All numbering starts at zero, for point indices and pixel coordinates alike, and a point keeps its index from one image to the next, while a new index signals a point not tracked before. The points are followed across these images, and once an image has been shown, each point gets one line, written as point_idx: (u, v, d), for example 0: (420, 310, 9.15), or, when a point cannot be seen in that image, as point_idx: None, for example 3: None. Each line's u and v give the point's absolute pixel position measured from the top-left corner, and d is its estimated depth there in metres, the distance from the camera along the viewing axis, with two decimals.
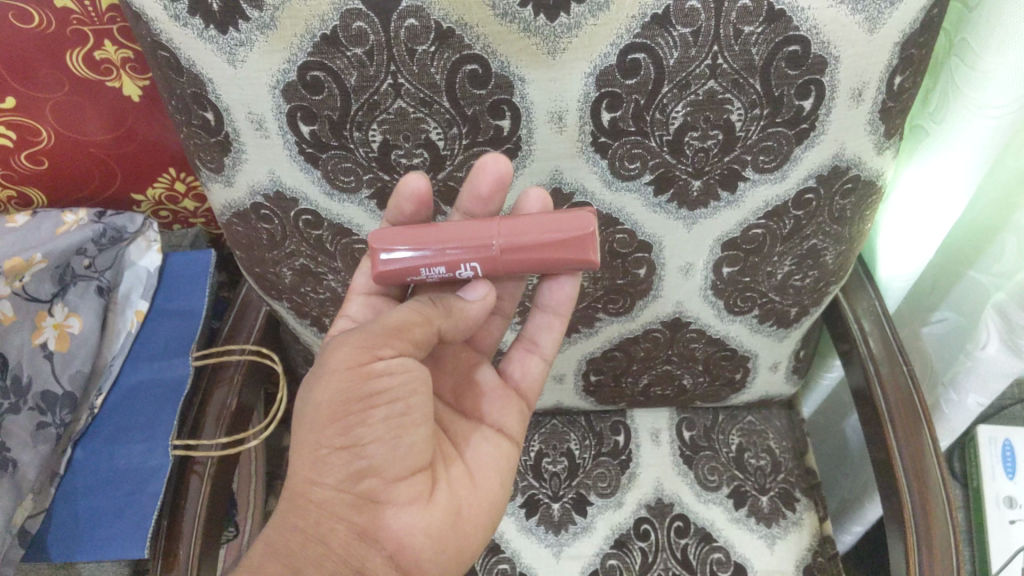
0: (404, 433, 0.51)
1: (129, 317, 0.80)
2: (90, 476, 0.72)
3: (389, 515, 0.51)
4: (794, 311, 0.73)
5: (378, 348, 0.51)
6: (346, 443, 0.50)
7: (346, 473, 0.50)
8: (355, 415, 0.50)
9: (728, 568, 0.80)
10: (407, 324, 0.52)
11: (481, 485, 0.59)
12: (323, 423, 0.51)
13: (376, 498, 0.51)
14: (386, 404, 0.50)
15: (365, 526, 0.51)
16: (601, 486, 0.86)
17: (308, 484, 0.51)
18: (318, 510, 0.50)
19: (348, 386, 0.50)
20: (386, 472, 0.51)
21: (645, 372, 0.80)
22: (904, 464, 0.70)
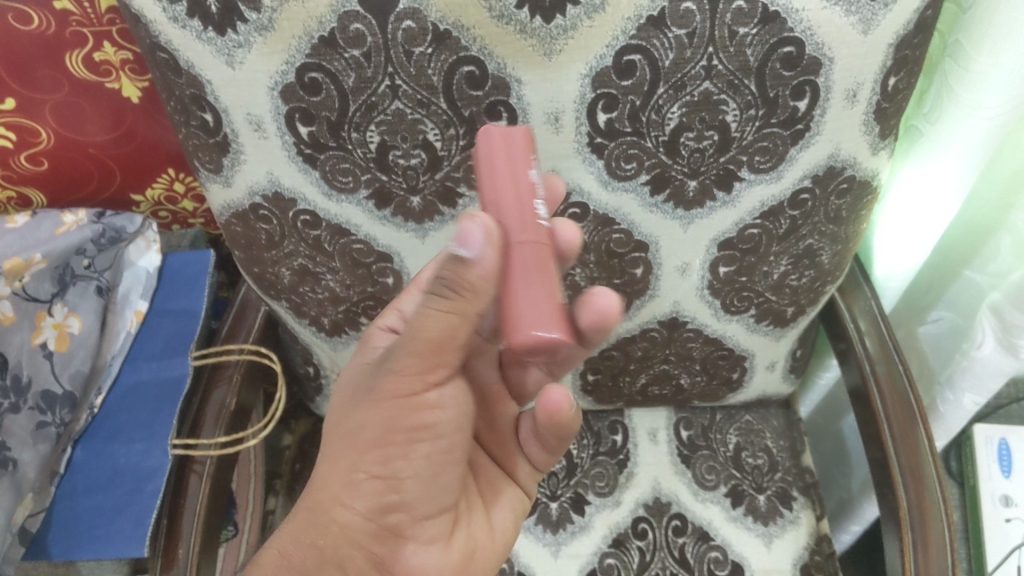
0: (434, 471, 0.53)
1: (128, 317, 0.80)
2: (90, 475, 0.72)
3: (408, 550, 0.53)
4: (790, 311, 0.74)
5: (429, 373, 0.50)
6: (383, 476, 0.50)
7: (376, 502, 0.51)
8: (399, 447, 0.50)
9: (725, 566, 0.81)
10: (446, 337, 0.48)
11: (496, 531, 0.62)
12: (363, 447, 0.50)
13: (400, 532, 0.53)
14: (428, 437, 0.52)
15: (382, 558, 0.52)
16: (599, 485, 0.86)
17: (333, 505, 0.50)
18: (340, 533, 0.50)
19: (400, 411, 0.50)
20: (412, 510, 0.53)
21: (642, 371, 0.80)
22: (901, 462, 0.71)
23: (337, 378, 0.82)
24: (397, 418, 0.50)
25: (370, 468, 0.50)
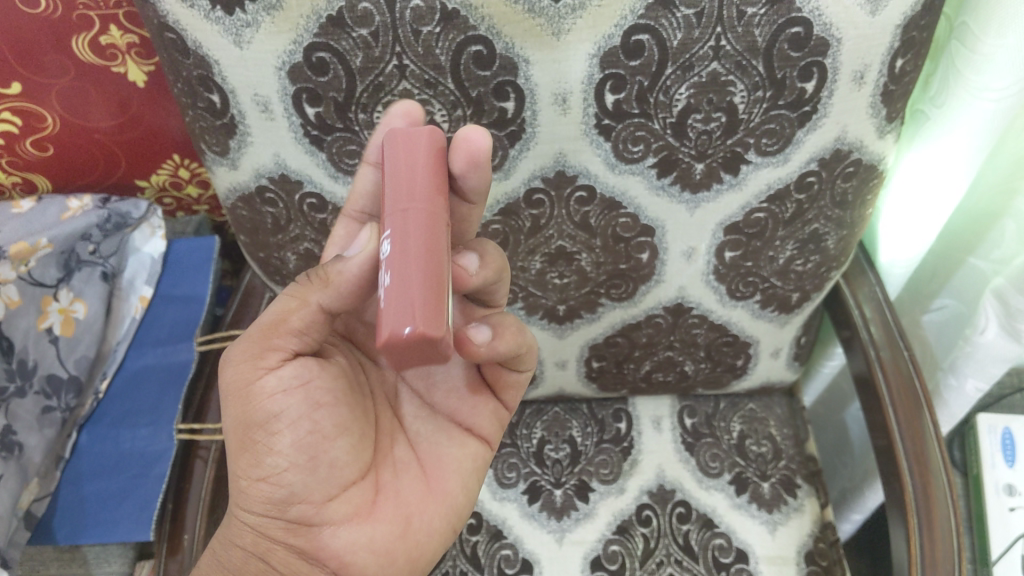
0: (319, 454, 0.49)
1: (133, 303, 0.79)
2: (96, 458, 0.72)
3: (324, 532, 0.51)
4: (796, 296, 0.73)
5: (263, 358, 0.48)
6: (263, 477, 0.49)
7: (271, 503, 0.50)
8: (261, 443, 0.49)
9: (729, 554, 0.81)
10: (282, 316, 0.48)
11: (438, 493, 0.56)
12: (238, 451, 0.50)
13: (307, 520, 0.51)
14: (290, 426, 0.48)
15: (303, 548, 0.51)
16: (603, 473, 0.86)
17: (240, 509, 0.51)
18: (254, 532, 0.51)
19: (248, 407, 0.49)
20: (308, 495, 0.50)
21: (647, 358, 0.79)
22: (907, 448, 0.71)
23: None
24: (245, 413, 0.49)
25: (247, 473, 0.50)
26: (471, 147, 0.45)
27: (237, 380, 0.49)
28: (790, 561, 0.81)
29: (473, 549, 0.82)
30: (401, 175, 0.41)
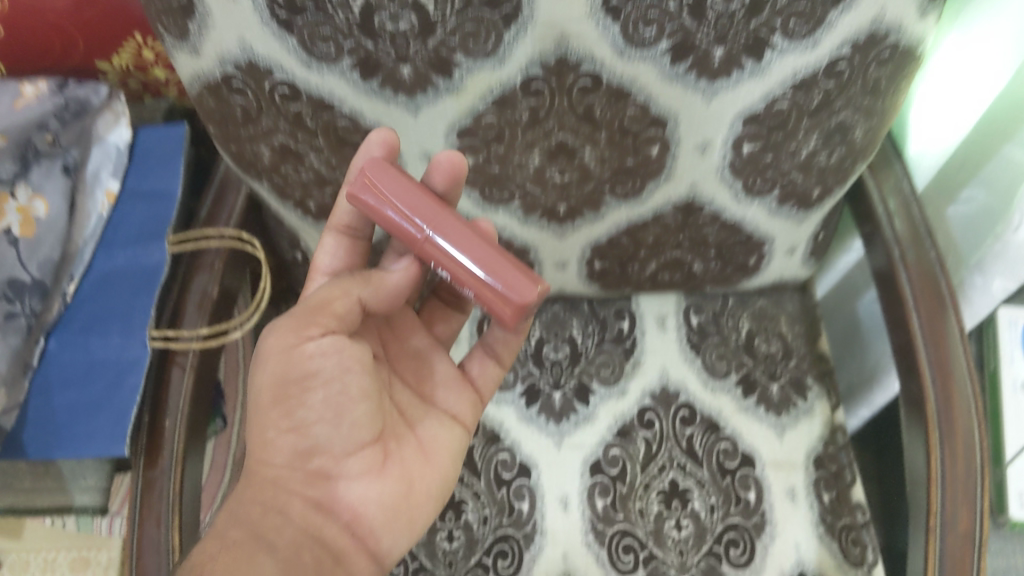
0: (343, 413, 0.53)
1: (99, 199, 0.73)
2: (65, 368, 0.68)
3: (341, 485, 0.55)
4: (816, 192, 0.68)
5: (304, 329, 0.52)
6: (291, 428, 0.53)
7: (296, 453, 0.54)
8: (295, 398, 0.52)
9: (735, 458, 0.79)
10: (327, 298, 0.52)
11: (435, 458, 0.60)
12: (269, 407, 0.53)
13: (327, 472, 0.55)
14: (322, 385, 0.52)
15: (319, 500, 0.55)
16: (604, 374, 0.83)
17: (263, 462, 0.54)
18: (274, 483, 0.54)
19: (284, 369, 0.52)
20: (329, 449, 0.54)
21: (653, 257, 0.74)
22: (929, 356, 0.67)
23: None
24: (283, 375, 0.52)
25: (277, 425, 0.53)
26: (450, 167, 0.56)
27: (276, 346, 0.52)
28: (798, 466, 0.79)
29: (470, 454, 0.79)
30: (390, 220, 0.51)
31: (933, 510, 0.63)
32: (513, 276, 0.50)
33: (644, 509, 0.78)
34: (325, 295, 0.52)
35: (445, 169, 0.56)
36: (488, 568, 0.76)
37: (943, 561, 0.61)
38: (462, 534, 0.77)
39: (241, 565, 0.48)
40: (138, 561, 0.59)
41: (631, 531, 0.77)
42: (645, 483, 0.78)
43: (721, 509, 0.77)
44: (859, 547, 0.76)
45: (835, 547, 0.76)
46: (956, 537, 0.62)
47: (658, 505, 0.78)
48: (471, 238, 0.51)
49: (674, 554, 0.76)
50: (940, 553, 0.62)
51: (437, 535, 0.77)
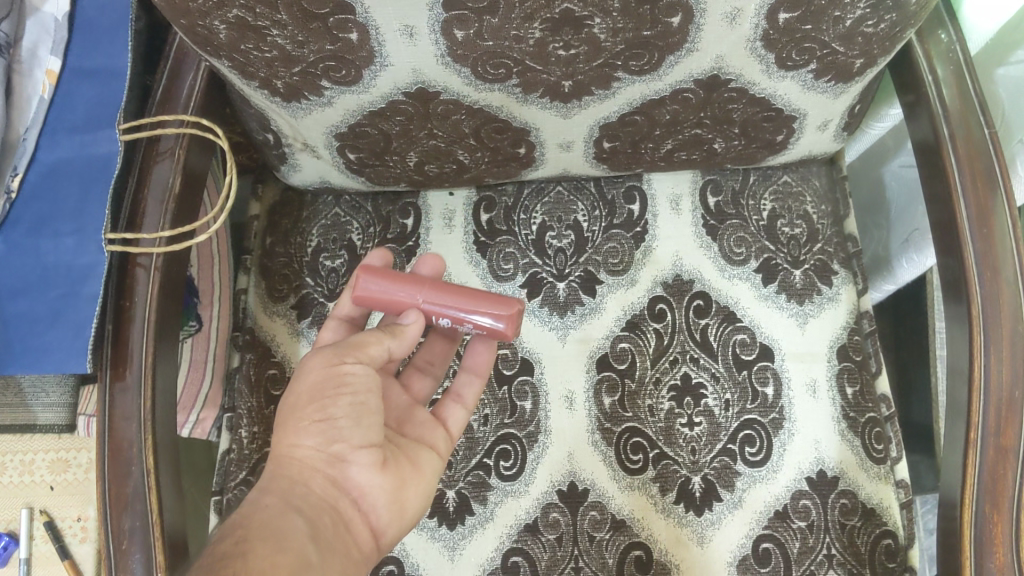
0: (364, 420, 0.53)
1: (38, 80, 0.64)
2: (16, 275, 0.60)
3: (353, 469, 0.53)
4: (859, 63, 0.59)
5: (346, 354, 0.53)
6: (320, 421, 0.52)
7: (323, 442, 0.52)
8: (327, 400, 0.52)
9: (752, 350, 0.73)
10: (361, 341, 0.53)
11: (423, 469, 0.58)
12: (302, 404, 0.52)
13: (345, 455, 0.53)
14: (353, 395, 0.52)
15: (334, 478, 0.52)
16: (612, 263, 0.76)
17: (289, 444, 0.52)
18: (299, 464, 0.52)
19: (322, 380, 0.52)
20: (349, 438, 0.53)
21: (669, 137, 0.66)
22: (977, 251, 0.60)
23: (303, 149, 0.67)
24: (325, 383, 0.52)
25: (305, 421, 0.52)
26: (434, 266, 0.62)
27: (313, 365, 0.53)
28: (820, 358, 0.73)
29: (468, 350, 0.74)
30: (384, 303, 0.54)
31: (974, 418, 0.58)
32: (492, 301, 0.54)
33: (654, 405, 0.73)
34: (361, 337, 0.54)
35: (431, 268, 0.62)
36: (490, 469, 0.72)
37: (982, 475, 0.57)
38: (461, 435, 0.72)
39: (277, 527, 0.47)
40: (110, 479, 0.57)
41: (640, 430, 0.72)
42: (654, 378, 0.73)
43: (737, 405, 0.72)
44: (883, 443, 0.71)
45: (857, 444, 0.71)
46: (997, 450, 0.57)
47: (669, 402, 0.73)
48: (456, 290, 0.54)
49: (686, 452, 0.72)
50: (979, 466, 0.57)
51: None
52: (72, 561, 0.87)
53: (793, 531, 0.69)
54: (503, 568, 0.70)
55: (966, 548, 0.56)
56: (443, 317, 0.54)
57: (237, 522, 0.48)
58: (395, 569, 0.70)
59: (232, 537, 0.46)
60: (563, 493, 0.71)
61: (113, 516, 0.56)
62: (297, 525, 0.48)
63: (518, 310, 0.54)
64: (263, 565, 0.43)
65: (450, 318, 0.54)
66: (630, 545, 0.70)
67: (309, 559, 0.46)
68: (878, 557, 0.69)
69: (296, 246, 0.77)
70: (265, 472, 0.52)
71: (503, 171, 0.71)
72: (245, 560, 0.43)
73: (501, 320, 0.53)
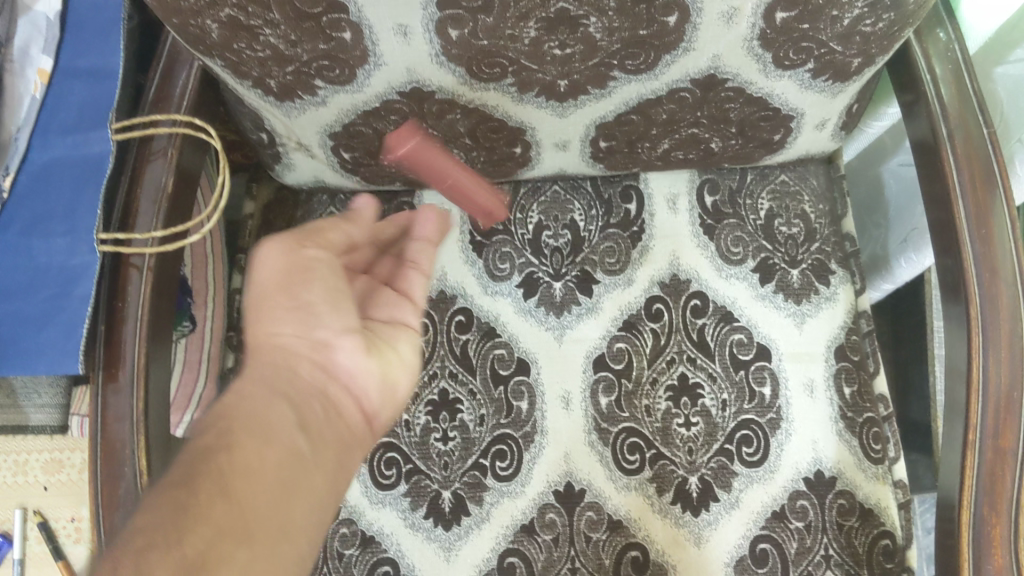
0: (339, 305, 0.51)
1: (31, 79, 0.63)
2: (8, 275, 0.60)
3: (341, 355, 0.51)
4: (857, 63, 0.58)
5: (302, 241, 0.52)
6: (297, 306, 0.50)
7: (299, 335, 0.50)
8: (294, 287, 0.50)
9: (749, 350, 0.73)
10: (321, 228, 0.54)
11: (407, 355, 0.56)
12: (270, 298, 0.50)
13: (329, 340, 0.51)
14: (321, 273, 0.51)
15: (321, 364, 0.50)
16: (608, 263, 0.75)
17: (266, 332, 0.50)
18: (283, 351, 0.49)
19: (287, 277, 0.50)
20: (329, 323, 0.51)
21: (666, 136, 0.66)
22: (975, 252, 0.59)
23: (297, 148, 0.67)
24: (289, 279, 0.50)
25: (279, 308, 0.50)
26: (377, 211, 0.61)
27: (272, 254, 0.50)
28: (818, 358, 0.73)
29: (463, 350, 0.74)
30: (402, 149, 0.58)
31: (972, 420, 0.57)
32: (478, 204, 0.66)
33: (651, 406, 0.72)
34: (318, 226, 0.54)
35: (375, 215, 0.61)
36: (486, 469, 0.71)
37: (980, 478, 0.56)
38: (457, 435, 0.72)
39: (263, 413, 0.45)
40: (103, 480, 0.56)
41: (637, 430, 0.72)
42: (652, 378, 0.73)
43: (734, 405, 0.72)
44: (881, 442, 0.71)
45: (855, 444, 0.71)
46: (995, 452, 0.56)
47: (666, 403, 0.72)
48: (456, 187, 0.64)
49: (683, 452, 0.71)
50: (977, 469, 0.57)
51: (431, 435, 0.72)
52: (66, 562, 0.87)
53: (791, 532, 0.69)
54: (499, 569, 0.70)
55: (964, 550, 0.56)
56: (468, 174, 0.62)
57: (220, 410, 0.45)
58: (391, 570, 0.70)
59: (216, 429, 0.44)
60: (560, 493, 0.71)
61: (105, 518, 0.56)
62: (284, 414, 0.46)
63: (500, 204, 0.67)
64: (252, 457, 0.42)
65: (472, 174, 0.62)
66: (626, 546, 0.70)
67: (301, 450, 0.45)
68: (875, 558, 0.69)
69: None
70: (246, 365, 0.49)
71: (499, 171, 0.70)
72: (228, 456, 0.42)
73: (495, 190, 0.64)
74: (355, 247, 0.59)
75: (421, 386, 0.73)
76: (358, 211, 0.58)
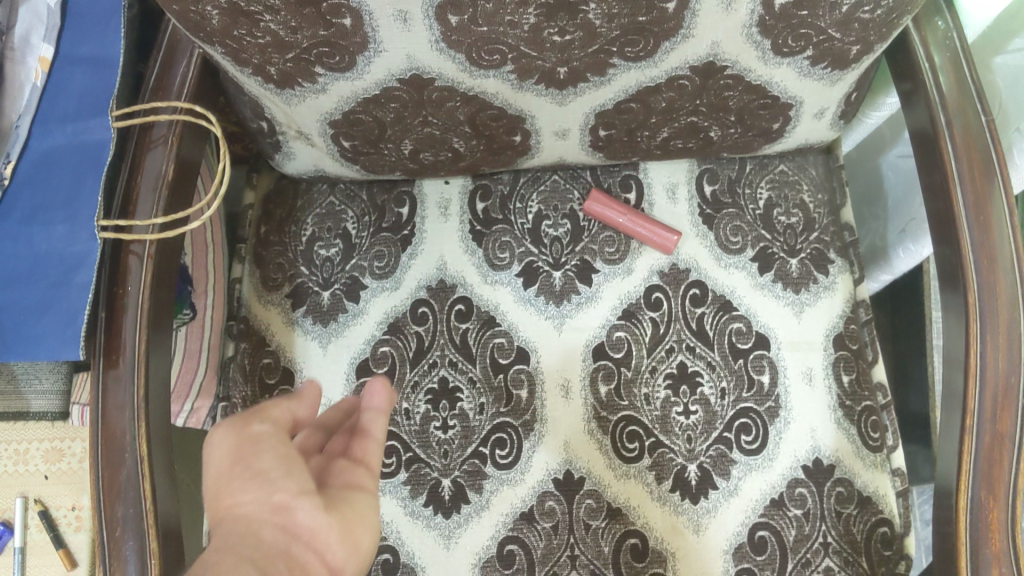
0: (293, 468, 0.49)
1: (32, 67, 0.63)
2: (6, 263, 0.59)
3: (301, 514, 0.47)
4: (855, 50, 0.58)
5: (249, 419, 0.51)
6: (253, 476, 0.48)
7: (260, 499, 0.47)
8: (248, 454, 0.49)
9: (748, 339, 0.73)
10: (265, 406, 0.53)
11: (369, 513, 0.51)
12: (227, 469, 0.48)
13: (287, 501, 0.47)
14: (272, 443, 0.50)
15: (282, 525, 0.46)
16: (608, 252, 0.75)
17: (228, 504, 0.47)
18: (246, 518, 0.46)
19: (241, 444, 0.49)
20: (285, 484, 0.47)
21: (666, 125, 0.66)
22: (974, 240, 0.59)
23: (297, 137, 0.67)
24: (245, 449, 0.49)
25: (235, 481, 0.48)
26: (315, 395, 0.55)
27: (221, 435, 0.50)
28: (816, 346, 0.73)
29: (463, 339, 0.74)
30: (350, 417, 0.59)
31: (971, 404, 0.58)
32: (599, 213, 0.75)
33: (650, 394, 0.72)
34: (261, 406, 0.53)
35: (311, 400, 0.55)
36: (485, 457, 0.72)
37: (978, 463, 0.57)
38: (457, 424, 0.72)
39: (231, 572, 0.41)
40: (104, 468, 0.57)
41: (636, 418, 0.72)
42: (651, 367, 0.73)
43: (733, 393, 0.72)
44: (879, 431, 0.71)
45: (853, 432, 0.71)
46: (993, 436, 0.56)
47: (665, 391, 0.72)
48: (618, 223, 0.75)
49: (682, 440, 0.71)
50: (975, 454, 0.57)
51: (430, 423, 0.72)
52: (67, 550, 0.87)
53: (789, 520, 0.70)
54: (498, 557, 0.70)
55: (962, 534, 0.56)
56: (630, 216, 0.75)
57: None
58: (391, 557, 0.70)
59: None
60: (559, 481, 0.71)
61: (107, 505, 0.56)
62: None
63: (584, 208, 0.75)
64: None
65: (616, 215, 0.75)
66: (626, 533, 0.70)
67: None
68: (874, 545, 0.69)
69: (290, 235, 0.77)
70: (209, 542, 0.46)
71: (498, 159, 0.71)
72: None
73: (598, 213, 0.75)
74: (301, 426, 0.55)
75: (421, 374, 0.73)
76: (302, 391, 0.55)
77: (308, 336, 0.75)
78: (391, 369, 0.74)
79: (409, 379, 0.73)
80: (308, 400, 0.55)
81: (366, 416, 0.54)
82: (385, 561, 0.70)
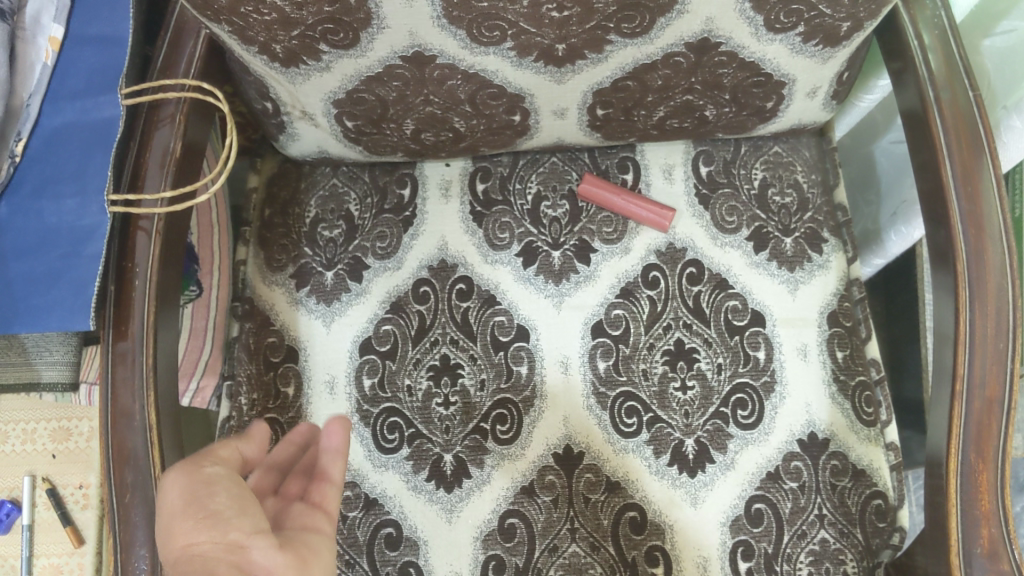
0: (247, 509, 0.47)
1: (42, 46, 0.63)
2: (19, 236, 0.60)
3: (255, 553, 0.45)
4: (846, 26, 0.60)
5: (199, 462, 0.50)
6: (206, 516, 0.45)
7: (213, 535, 0.45)
8: (200, 495, 0.47)
9: (744, 316, 0.75)
10: (214, 448, 0.52)
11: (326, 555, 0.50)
12: (180, 512, 0.46)
13: (242, 539, 0.45)
14: (224, 484, 0.48)
15: (237, 564, 0.44)
16: (606, 232, 0.77)
17: (180, 545, 0.44)
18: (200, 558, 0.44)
19: (194, 485, 0.48)
20: (239, 523, 0.46)
21: (662, 103, 0.67)
22: (963, 212, 0.60)
23: (301, 117, 0.68)
24: (198, 489, 0.47)
25: (189, 521, 0.45)
26: (263, 434, 0.57)
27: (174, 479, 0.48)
28: (810, 323, 0.74)
29: (463, 317, 0.75)
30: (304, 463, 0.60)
31: (960, 373, 0.59)
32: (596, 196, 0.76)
33: (648, 369, 0.74)
34: (209, 450, 0.52)
35: (262, 436, 0.57)
36: (486, 433, 0.73)
37: (968, 427, 0.58)
38: (458, 400, 0.74)
39: None
40: (114, 435, 0.58)
41: (634, 394, 0.73)
42: (649, 344, 0.74)
43: (729, 368, 0.74)
44: (873, 406, 0.72)
45: (847, 406, 0.73)
46: (982, 402, 0.58)
47: (663, 366, 0.74)
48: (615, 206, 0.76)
49: (680, 415, 0.73)
50: (964, 419, 0.58)
51: (432, 400, 0.74)
52: (74, 528, 0.92)
53: (785, 492, 0.71)
54: (499, 530, 0.71)
55: (953, 495, 0.58)
56: (625, 197, 0.76)
57: None
58: (394, 531, 0.71)
59: None
60: (559, 456, 0.73)
61: (117, 470, 0.58)
62: None
63: (580, 191, 0.77)
64: None
65: (612, 196, 0.76)
66: (625, 506, 0.71)
67: None
68: (869, 517, 0.70)
69: (294, 217, 0.78)
70: None
71: (498, 139, 0.72)
72: None
73: (594, 195, 0.76)
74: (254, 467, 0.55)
75: (423, 352, 0.75)
76: (251, 432, 0.56)
77: (312, 316, 0.76)
78: (393, 348, 0.75)
79: (411, 357, 0.75)
80: (259, 434, 0.56)
81: (327, 457, 0.56)
82: (388, 535, 0.71)
